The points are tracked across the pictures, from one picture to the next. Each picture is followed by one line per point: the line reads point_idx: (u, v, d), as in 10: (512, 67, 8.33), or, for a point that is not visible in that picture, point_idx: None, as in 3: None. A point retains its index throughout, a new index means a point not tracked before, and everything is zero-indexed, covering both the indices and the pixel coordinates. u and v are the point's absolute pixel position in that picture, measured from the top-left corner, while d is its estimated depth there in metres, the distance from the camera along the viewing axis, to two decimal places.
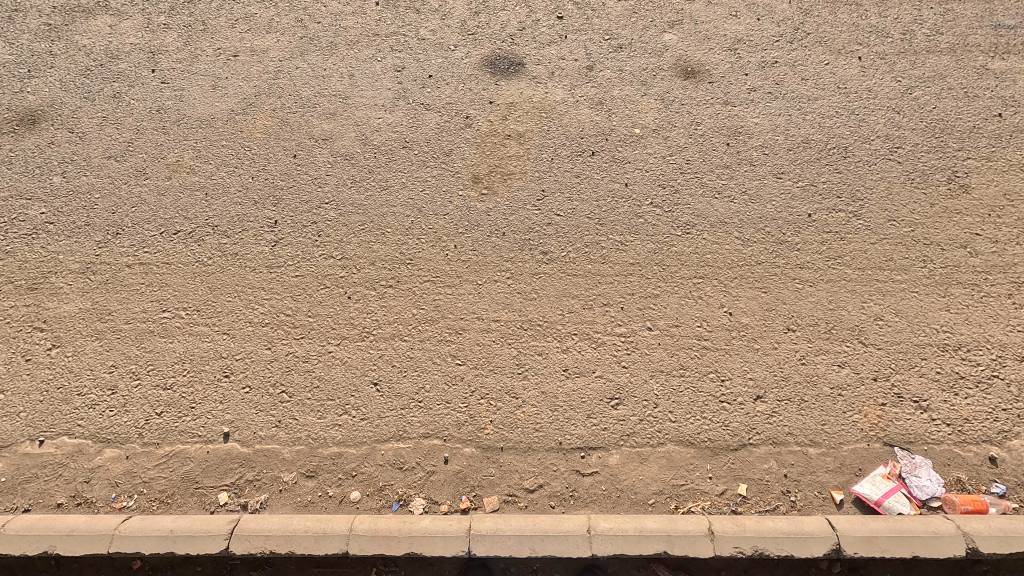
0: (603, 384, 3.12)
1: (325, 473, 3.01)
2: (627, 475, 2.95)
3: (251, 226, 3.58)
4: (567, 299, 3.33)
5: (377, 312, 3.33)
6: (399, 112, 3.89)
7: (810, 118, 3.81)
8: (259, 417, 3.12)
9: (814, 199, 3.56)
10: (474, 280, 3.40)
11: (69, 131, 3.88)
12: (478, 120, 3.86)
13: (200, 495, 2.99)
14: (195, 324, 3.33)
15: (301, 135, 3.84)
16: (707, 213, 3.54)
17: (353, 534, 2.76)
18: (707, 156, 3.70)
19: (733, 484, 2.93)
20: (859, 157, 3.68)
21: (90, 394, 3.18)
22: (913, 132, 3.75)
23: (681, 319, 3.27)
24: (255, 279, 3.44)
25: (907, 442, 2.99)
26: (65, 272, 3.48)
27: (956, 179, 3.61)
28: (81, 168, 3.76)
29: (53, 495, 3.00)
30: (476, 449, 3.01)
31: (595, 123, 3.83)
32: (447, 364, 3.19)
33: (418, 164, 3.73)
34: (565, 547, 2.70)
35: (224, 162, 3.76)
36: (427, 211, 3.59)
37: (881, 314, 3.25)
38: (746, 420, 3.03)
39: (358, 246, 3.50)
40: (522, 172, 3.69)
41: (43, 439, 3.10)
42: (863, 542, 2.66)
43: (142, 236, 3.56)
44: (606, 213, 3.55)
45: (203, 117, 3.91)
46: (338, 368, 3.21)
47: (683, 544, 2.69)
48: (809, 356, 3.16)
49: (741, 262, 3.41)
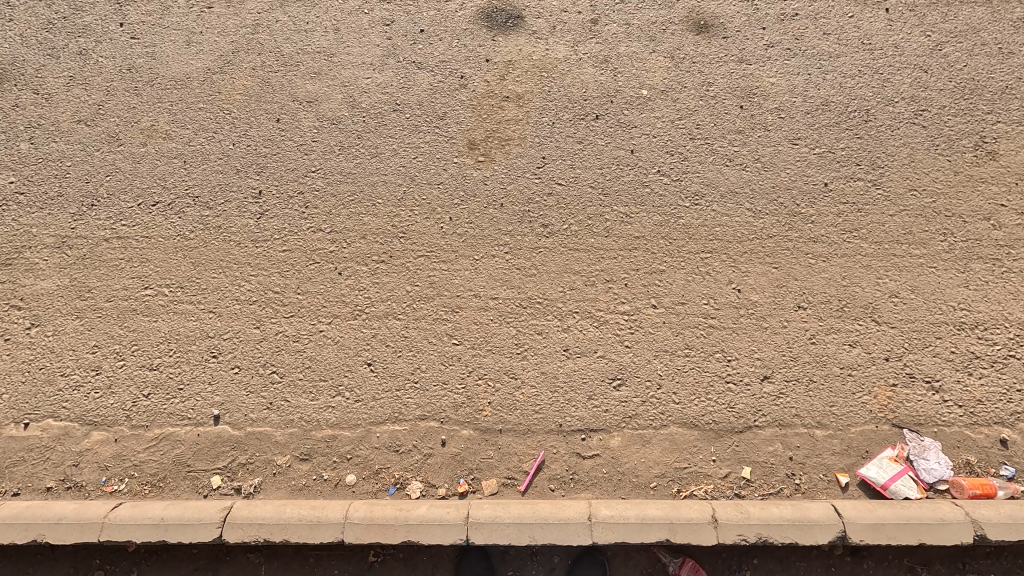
0: (604, 365, 3.02)
1: (320, 456, 2.95)
2: (628, 458, 2.91)
3: (234, 196, 3.37)
4: (568, 274, 3.18)
5: (369, 289, 3.18)
6: (389, 71, 3.60)
7: (831, 78, 3.53)
8: (249, 399, 3.03)
9: (832, 166, 3.35)
10: (470, 255, 3.23)
11: (35, 93, 3.60)
12: (474, 80, 3.58)
13: (193, 479, 2.94)
14: (179, 302, 3.18)
15: (284, 97, 3.56)
16: (717, 182, 3.33)
17: (348, 521, 2.68)
18: (719, 120, 3.45)
19: (737, 467, 2.89)
20: (881, 120, 3.43)
21: (74, 375, 3.07)
22: (940, 94, 3.48)
23: (687, 297, 3.12)
24: (240, 254, 3.26)
25: (917, 424, 2.93)
26: (39, 247, 3.29)
27: (984, 144, 3.38)
28: (49, 134, 3.50)
29: (42, 479, 2.94)
30: (475, 431, 2.96)
31: (599, 83, 3.55)
32: (443, 344, 3.08)
33: (409, 130, 3.48)
34: (566, 536, 2.64)
35: (202, 126, 3.51)
36: (419, 180, 3.37)
37: (897, 291, 3.11)
38: (752, 402, 2.96)
39: (348, 218, 3.31)
40: (521, 137, 3.44)
41: (28, 421, 3.02)
42: (869, 530, 2.61)
43: (118, 208, 3.35)
44: (611, 183, 3.34)
45: (178, 77, 3.62)
46: (330, 348, 3.09)
47: (685, 532, 2.63)
48: (818, 335, 3.05)
49: (751, 236, 3.23)
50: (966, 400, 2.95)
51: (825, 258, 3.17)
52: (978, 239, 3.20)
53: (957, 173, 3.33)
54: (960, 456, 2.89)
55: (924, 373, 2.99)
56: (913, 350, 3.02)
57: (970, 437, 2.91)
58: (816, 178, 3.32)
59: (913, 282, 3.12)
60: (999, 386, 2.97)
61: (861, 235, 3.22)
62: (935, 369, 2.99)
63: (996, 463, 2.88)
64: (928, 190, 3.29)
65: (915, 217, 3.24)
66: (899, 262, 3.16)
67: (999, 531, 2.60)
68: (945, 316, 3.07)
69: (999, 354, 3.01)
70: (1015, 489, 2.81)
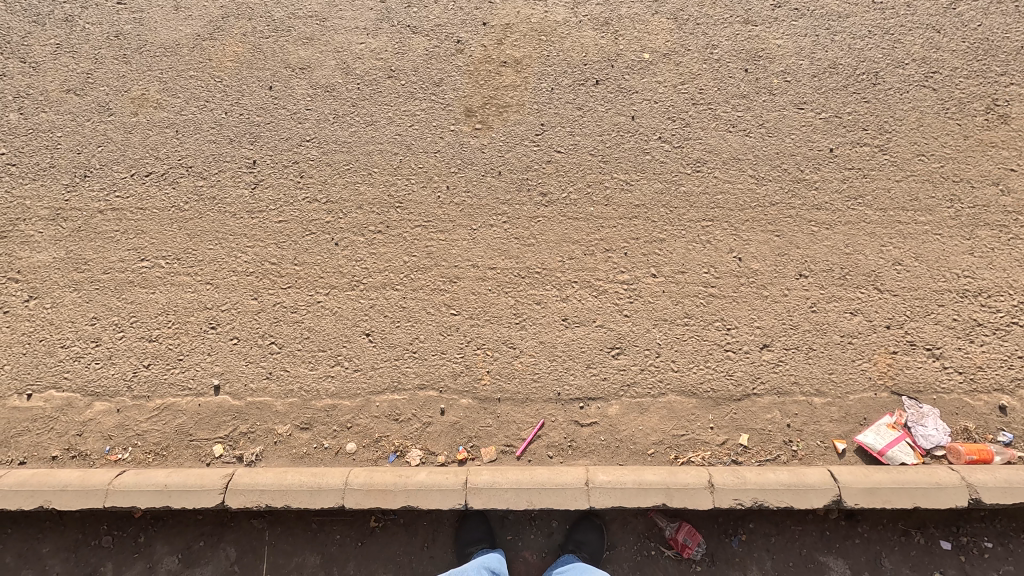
0: (603, 334, 3.02)
1: (320, 425, 2.98)
2: (626, 425, 2.93)
3: (228, 166, 3.31)
4: (567, 244, 3.14)
5: (367, 260, 3.15)
6: (383, 36, 3.48)
7: (840, 39, 3.39)
8: (248, 369, 3.05)
9: (838, 131, 3.26)
10: (468, 224, 3.19)
11: (22, 61, 3.49)
12: (471, 45, 3.46)
13: (195, 447, 2.98)
14: (176, 274, 3.16)
15: (276, 64, 3.46)
16: (720, 148, 3.25)
17: (348, 487, 2.70)
18: (722, 84, 3.35)
19: (734, 434, 2.92)
20: (890, 84, 3.32)
21: (74, 347, 3.09)
22: (952, 55, 3.34)
23: (687, 266, 3.09)
24: (236, 225, 3.22)
25: (916, 391, 2.95)
26: (34, 220, 3.25)
27: (996, 108, 3.28)
28: (39, 104, 3.42)
29: (47, 448, 3.00)
30: (474, 400, 2.97)
31: (600, 46, 3.43)
32: (441, 314, 3.07)
33: (405, 97, 3.38)
34: (563, 501, 2.65)
35: (194, 95, 3.42)
36: (416, 148, 3.31)
37: (901, 259, 3.07)
38: (751, 370, 2.97)
39: (344, 188, 3.26)
40: (519, 104, 3.35)
41: (31, 392, 3.05)
42: (865, 494, 2.62)
43: (111, 178, 3.30)
44: (611, 150, 3.27)
45: (168, 43, 3.50)
46: (328, 319, 3.09)
47: (682, 497, 2.64)
48: (820, 304, 3.03)
49: (753, 203, 3.17)
50: (966, 366, 2.97)
51: (828, 226, 3.12)
52: (985, 205, 3.13)
53: (967, 138, 3.24)
54: (958, 423, 2.92)
55: (925, 341, 2.99)
56: (915, 318, 3.01)
57: (969, 404, 2.94)
58: (822, 144, 3.24)
59: (918, 249, 3.08)
60: (1000, 353, 2.97)
61: (866, 202, 3.15)
62: (936, 337, 2.99)
63: (994, 429, 2.91)
64: (936, 155, 3.21)
65: (921, 182, 3.17)
66: (904, 229, 3.10)
67: (993, 494, 2.60)
68: (949, 283, 3.04)
69: (1002, 322, 3.00)
70: (1012, 454, 2.84)
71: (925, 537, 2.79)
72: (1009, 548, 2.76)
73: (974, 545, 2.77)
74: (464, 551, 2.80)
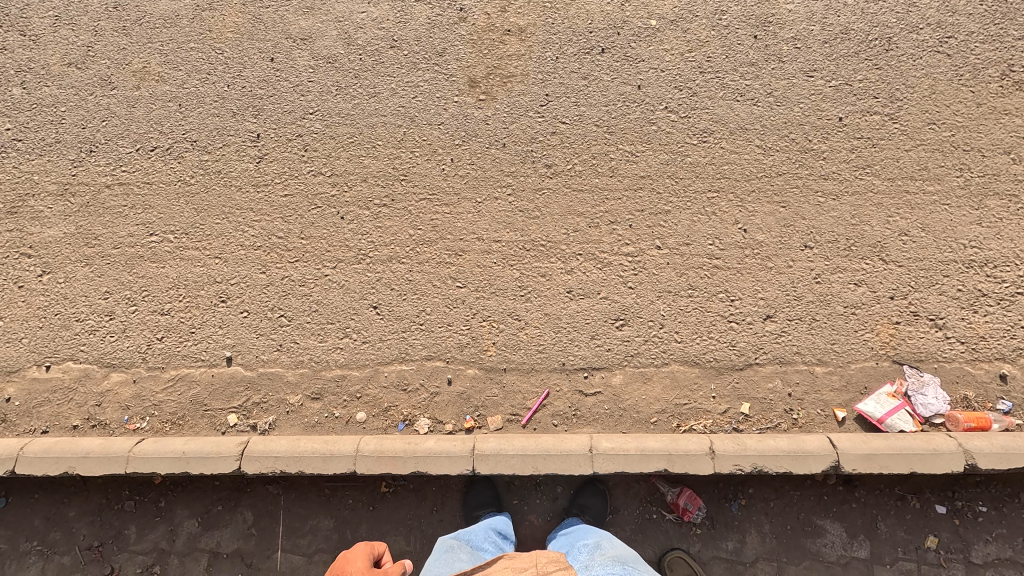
0: (608, 306, 3.05)
1: (330, 395, 3.06)
2: (629, 395, 2.99)
3: (232, 140, 3.31)
4: (572, 217, 3.14)
5: (372, 233, 3.17)
6: (384, 5, 3.41)
7: (853, 3, 3.29)
8: (259, 341, 3.12)
9: (848, 99, 3.21)
10: (473, 197, 3.19)
11: (21, 34, 3.45)
12: (473, 13, 3.39)
13: (210, 417, 3.07)
14: (184, 249, 3.20)
15: (277, 35, 3.41)
16: (727, 118, 3.21)
17: (360, 454, 2.79)
18: (730, 52, 3.27)
19: (736, 403, 2.98)
20: (903, 50, 3.24)
21: (89, 320, 3.16)
22: (969, 19, 3.25)
23: (691, 238, 3.09)
24: (243, 199, 3.24)
25: (917, 359, 2.98)
26: (43, 195, 3.28)
27: (1011, 74, 3.20)
28: (41, 78, 3.40)
29: (68, 418, 3.10)
30: (480, 370, 3.03)
31: (605, 13, 3.34)
32: (447, 287, 3.10)
33: (407, 68, 3.34)
34: (567, 466, 2.73)
35: (195, 68, 3.39)
36: (419, 120, 3.28)
37: (907, 229, 3.06)
38: (754, 340, 3.01)
39: (348, 160, 3.26)
40: (523, 73, 3.30)
41: (49, 364, 3.14)
42: (862, 460, 2.68)
43: (116, 153, 3.31)
44: (616, 120, 3.23)
45: (168, 14, 3.45)
46: (335, 292, 3.13)
47: (683, 463, 2.71)
48: (823, 274, 3.04)
49: (760, 173, 3.14)
50: (968, 336, 2.99)
51: (835, 196, 3.11)
52: (996, 174, 3.10)
53: (979, 105, 3.17)
54: (958, 391, 2.96)
55: (929, 311, 3.01)
56: (919, 288, 3.02)
57: (970, 372, 2.97)
58: (831, 113, 3.19)
59: (924, 219, 3.06)
60: (1003, 323, 2.99)
61: (874, 171, 3.12)
62: (940, 307, 3.00)
63: (993, 397, 2.95)
64: (948, 123, 3.15)
65: (930, 151, 3.13)
66: (911, 199, 3.08)
67: (989, 460, 2.66)
68: (954, 253, 3.03)
69: (1007, 292, 3.00)
70: (1010, 422, 2.89)
71: (920, 501, 2.86)
72: (1003, 512, 2.83)
73: (968, 509, 2.84)
74: (472, 514, 2.91)
